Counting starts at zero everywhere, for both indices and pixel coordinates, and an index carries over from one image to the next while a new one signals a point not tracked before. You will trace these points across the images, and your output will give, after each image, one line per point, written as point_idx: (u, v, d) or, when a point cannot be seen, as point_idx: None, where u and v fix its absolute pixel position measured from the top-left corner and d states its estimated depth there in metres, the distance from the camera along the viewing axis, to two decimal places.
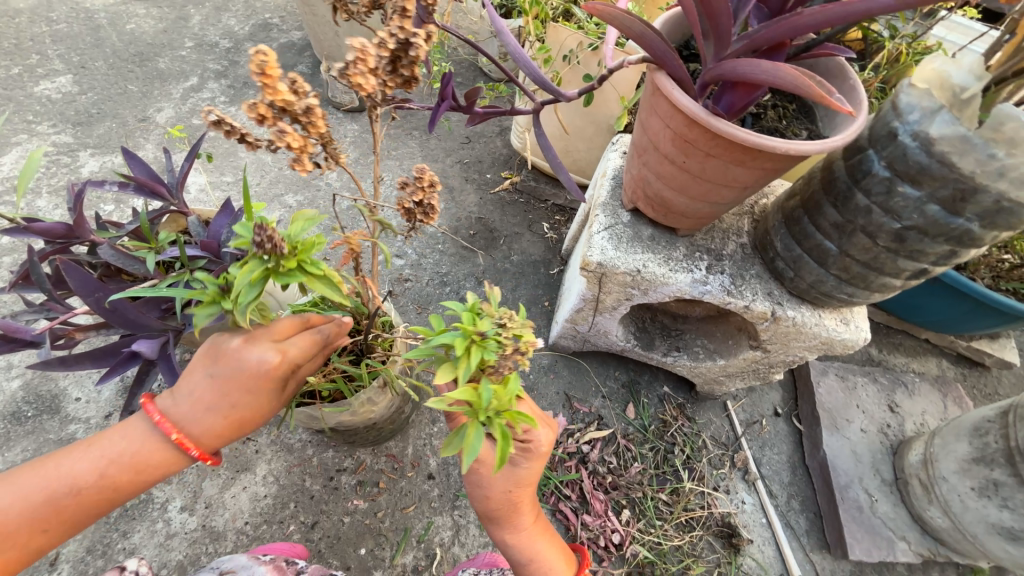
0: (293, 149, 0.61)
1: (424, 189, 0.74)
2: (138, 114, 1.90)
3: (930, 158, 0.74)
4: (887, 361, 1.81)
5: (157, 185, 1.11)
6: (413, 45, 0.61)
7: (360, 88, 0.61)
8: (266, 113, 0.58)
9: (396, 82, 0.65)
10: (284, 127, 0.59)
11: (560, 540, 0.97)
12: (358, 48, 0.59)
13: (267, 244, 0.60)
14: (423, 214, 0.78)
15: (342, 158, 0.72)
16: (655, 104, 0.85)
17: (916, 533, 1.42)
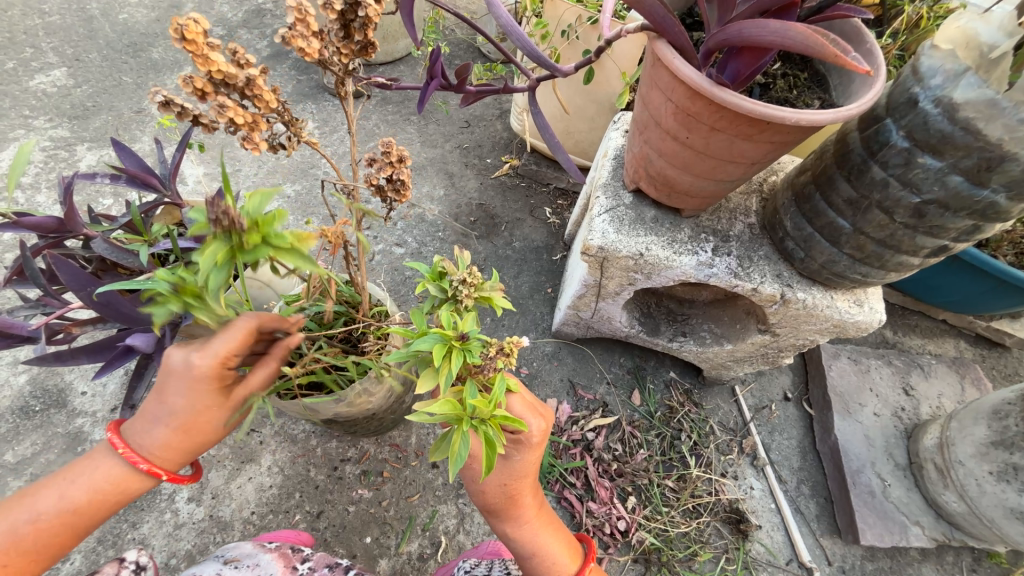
0: (237, 124, 0.58)
1: (392, 164, 0.73)
2: (134, 106, 1.88)
3: (953, 126, 0.68)
4: (902, 343, 1.75)
5: (149, 176, 1.09)
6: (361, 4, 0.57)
7: (304, 53, 0.58)
8: (204, 88, 0.56)
9: (349, 51, 0.62)
10: (223, 101, 0.56)
11: (564, 530, 0.96)
12: (295, 8, 0.56)
13: (223, 219, 0.57)
14: (394, 191, 0.76)
15: (306, 138, 0.70)
16: (657, 76, 0.80)
17: (930, 518, 1.39)
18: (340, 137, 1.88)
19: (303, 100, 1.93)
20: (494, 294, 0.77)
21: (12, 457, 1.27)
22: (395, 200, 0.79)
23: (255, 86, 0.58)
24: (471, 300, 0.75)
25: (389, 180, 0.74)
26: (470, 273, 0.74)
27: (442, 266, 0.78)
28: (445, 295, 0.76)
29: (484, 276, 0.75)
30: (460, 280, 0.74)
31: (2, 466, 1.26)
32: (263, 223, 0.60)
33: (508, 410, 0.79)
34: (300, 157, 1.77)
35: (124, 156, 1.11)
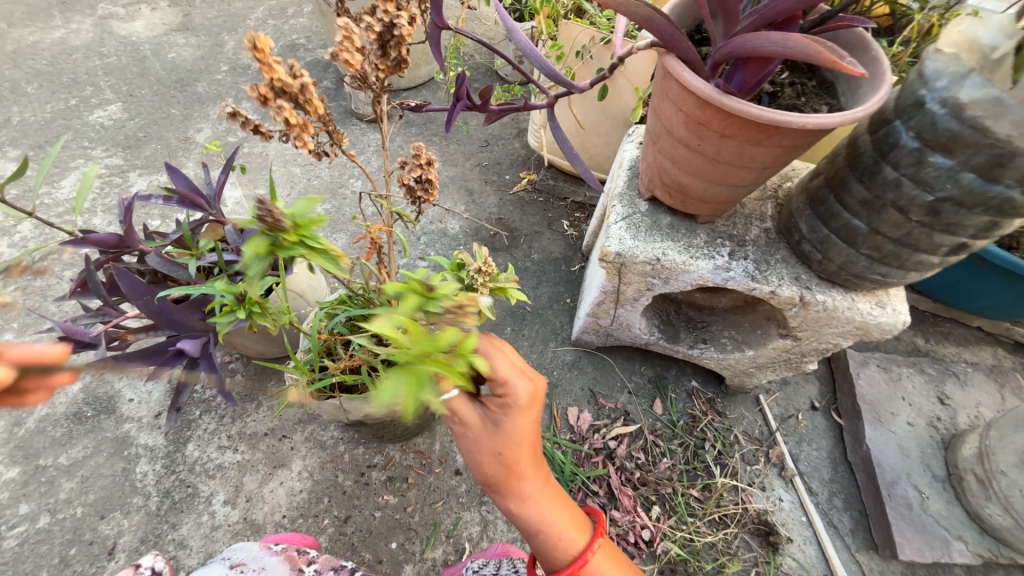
0: (292, 124, 0.65)
1: (421, 166, 0.79)
2: (180, 135, 2.04)
3: (961, 124, 0.70)
4: (935, 351, 1.70)
5: (197, 197, 1.19)
6: (397, 25, 0.64)
7: (348, 64, 0.65)
8: (267, 94, 0.63)
9: (386, 65, 0.69)
10: (283, 104, 0.64)
11: (575, 506, 0.87)
12: (343, 26, 0.62)
13: (269, 218, 0.65)
14: (422, 191, 0.82)
15: (344, 142, 0.79)
16: (667, 89, 0.85)
17: (973, 532, 1.33)
18: (366, 158, 1.99)
19: None
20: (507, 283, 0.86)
21: (65, 460, 1.35)
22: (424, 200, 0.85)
23: (307, 93, 0.66)
24: (486, 288, 0.83)
25: (417, 180, 0.81)
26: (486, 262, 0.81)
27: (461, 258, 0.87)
28: (462, 282, 0.84)
29: (499, 267, 0.82)
30: (478, 268, 0.81)
31: (56, 468, 1.34)
32: (303, 224, 0.68)
33: (493, 371, 0.75)
34: (330, 178, 1.88)
35: (176, 178, 1.21)
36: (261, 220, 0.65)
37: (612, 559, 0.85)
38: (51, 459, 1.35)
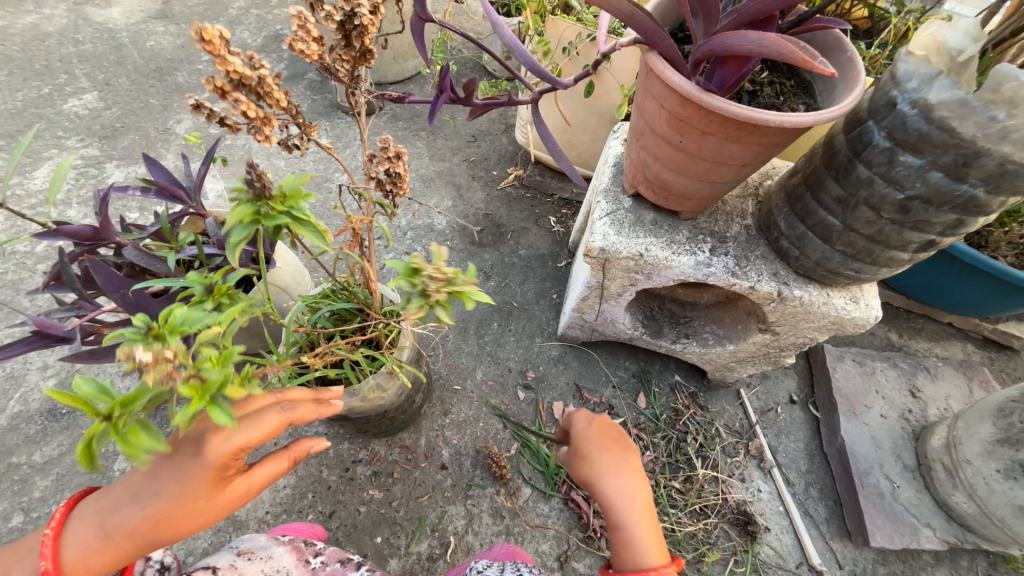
0: (252, 118, 0.64)
1: (389, 159, 0.79)
2: (159, 126, 1.99)
3: (929, 125, 0.72)
4: (908, 346, 1.76)
5: (176, 188, 1.17)
6: (358, 15, 0.63)
7: (304, 54, 0.64)
8: (224, 86, 0.61)
9: (351, 56, 0.68)
10: (240, 96, 0.62)
11: (664, 544, 0.90)
12: (297, 16, 0.62)
13: (257, 185, 0.64)
14: (392, 184, 0.82)
15: (315, 134, 0.76)
16: (650, 86, 0.86)
17: (941, 520, 1.38)
18: (352, 152, 1.97)
19: (318, 118, 2.03)
20: (467, 287, 0.73)
21: (40, 458, 1.32)
22: (395, 192, 0.85)
23: (266, 84, 0.64)
24: (440, 296, 0.71)
25: (387, 173, 0.81)
26: (439, 266, 0.71)
27: (416, 260, 0.71)
28: (416, 290, 0.72)
29: (456, 268, 0.71)
30: (431, 274, 0.70)
31: (30, 466, 1.31)
32: (291, 196, 0.68)
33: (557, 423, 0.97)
34: (315, 171, 1.86)
35: (154, 170, 1.19)
36: (248, 186, 0.65)
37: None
38: (25, 457, 1.32)
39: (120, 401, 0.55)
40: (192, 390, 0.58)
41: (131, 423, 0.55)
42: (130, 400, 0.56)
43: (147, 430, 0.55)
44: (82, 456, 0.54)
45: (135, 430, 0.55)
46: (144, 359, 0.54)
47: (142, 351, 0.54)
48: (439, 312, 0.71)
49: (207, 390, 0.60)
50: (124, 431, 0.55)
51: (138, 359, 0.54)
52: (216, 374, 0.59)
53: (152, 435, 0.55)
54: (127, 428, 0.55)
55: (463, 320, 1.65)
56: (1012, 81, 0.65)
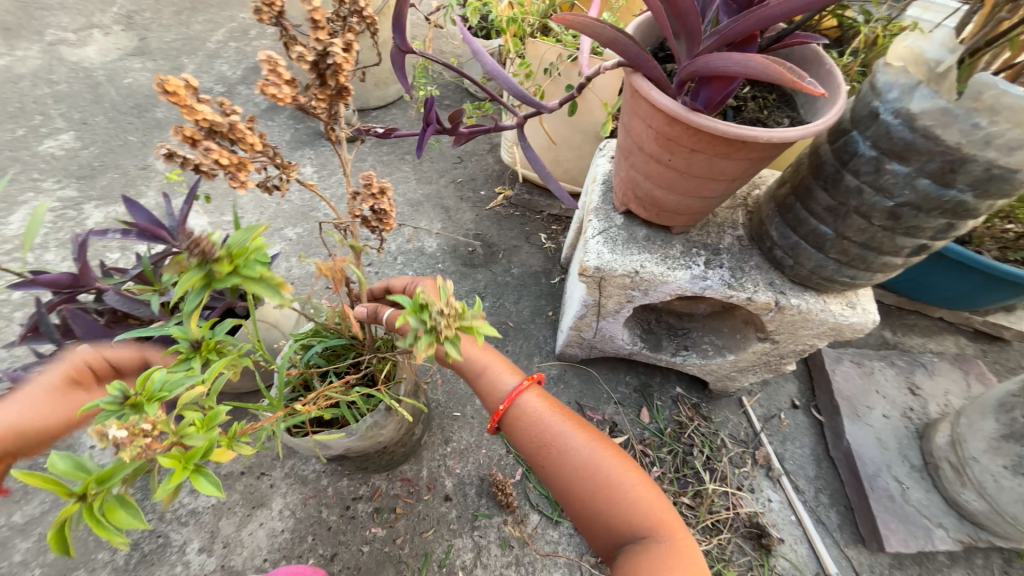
0: (225, 165, 0.63)
1: (374, 196, 0.77)
2: (139, 163, 1.96)
3: (914, 134, 0.73)
4: (903, 344, 1.77)
5: (158, 229, 1.15)
6: (331, 53, 0.61)
7: (277, 99, 0.63)
8: (193, 135, 0.60)
9: (328, 94, 0.67)
10: (211, 146, 0.61)
11: (515, 366, 0.95)
12: (267, 60, 0.60)
13: (198, 250, 0.63)
14: (378, 221, 0.81)
15: (295, 172, 0.74)
16: (636, 106, 0.86)
17: (953, 519, 1.37)
18: (338, 179, 1.95)
19: (302, 147, 2.02)
20: (477, 321, 0.69)
21: (19, 518, 1.25)
22: (382, 229, 0.84)
23: (238, 130, 0.62)
24: (450, 331, 0.67)
25: (373, 211, 0.80)
26: (449, 302, 0.68)
27: (423, 297, 0.68)
28: (424, 328, 0.67)
29: (464, 303, 0.68)
30: (438, 309, 0.65)
31: (9, 527, 1.24)
32: (238, 253, 0.65)
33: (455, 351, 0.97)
34: (300, 201, 1.85)
35: (133, 211, 1.16)
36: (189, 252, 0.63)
37: (546, 399, 0.90)
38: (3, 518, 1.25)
39: (98, 477, 0.53)
40: (174, 459, 0.57)
41: (110, 501, 0.53)
42: (109, 476, 0.54)
43: (126, 506, 0.54)
44: (54, 541, 0.51)
45: (114, 508, 0.53)
46: (118, 436, 0.51)
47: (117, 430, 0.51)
48: (447, 348, 0.67)
49: (190, 457, 0.58)
50: (100, 512, 0.53)
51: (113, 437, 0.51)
52: (200, 440, 0.59)
53: (131, 513, 0.54)
54: (103, 505, 0.53)
55: None
56: (992, 90, 0.66)
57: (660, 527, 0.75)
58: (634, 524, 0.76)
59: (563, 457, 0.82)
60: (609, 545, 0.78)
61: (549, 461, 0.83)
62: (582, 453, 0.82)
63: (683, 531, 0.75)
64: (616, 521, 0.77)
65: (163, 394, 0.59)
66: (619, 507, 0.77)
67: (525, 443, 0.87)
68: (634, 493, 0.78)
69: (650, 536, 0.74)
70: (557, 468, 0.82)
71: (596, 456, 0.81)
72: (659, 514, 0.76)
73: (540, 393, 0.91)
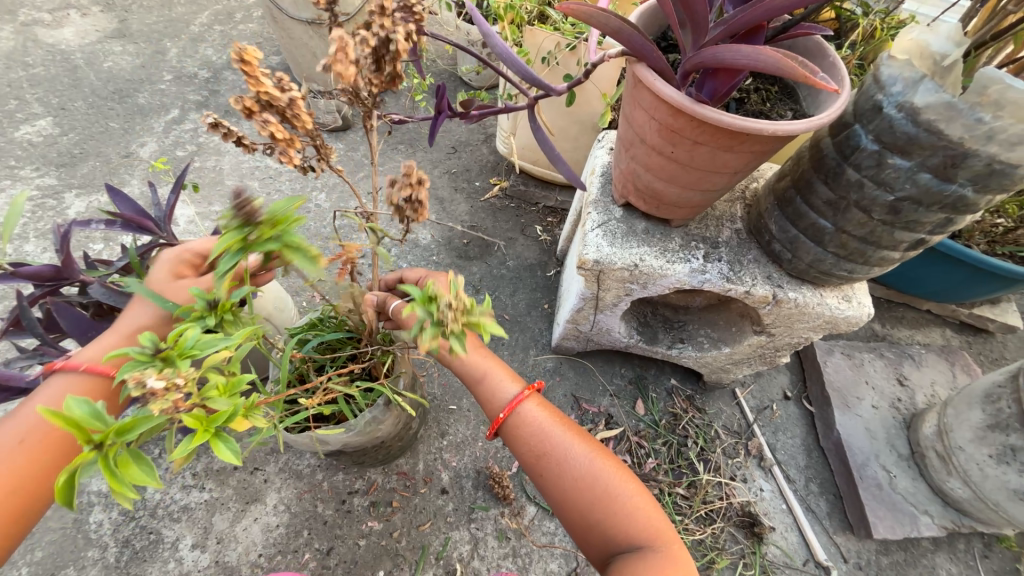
0: (277, 140, 0.63)
1: (411, 185, 0.73)
2: (122, 150, 1.89)
3: (917, 128, 0.73)
4: (892, 335, 1.80)
5: (144, 219, 1.11)
6: (394, 40, 0.60)
7: (342, 76, 0.59)
8: (252, 107, 0.60)
9: (381, 81, 0.65)
10: (268, 119, 0.61)
11: (515, 373, 0.92)
12: (338, 38, 0.57)
13: (246, 211, 0.63)
14: (412, 211, 0.76)
15: (334, 160, 0.75)
16: (639, 97, 0.85)
17: (937, 506, 1.41)
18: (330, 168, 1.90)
19: None
20: (486, 318, 0.67)
21: None
22: (412, 220, 0.79)
23: (295, 107, 0.63)
24: (459, 327, 0.66)
25: (407, 200, 0.75)
26: (458, 295, 0.65)
27: (433, 287, 0.67)
28: (432, 320, 0.66)
29: (475, 299, 0.66)
30: (449, 303, 0.64)
31: None
32: (279, 219, 0.66)
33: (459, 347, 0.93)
34: (291, 191, 1.82)
35: (118, 200, 1.12)
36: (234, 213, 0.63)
37: (546, 408, 0.89)
38: None
39: (117, 430, 0.49)
40: (195, 420, 0.55)
41: (125, 454, 0.50)
42: (128, 429, 0.50)
43: (140, 461, 0.50)
44: (59, 493, 0.46)
45: (127, 461, 0.49)
46: (157, 386, 0.50)
47: (156, 380, 0.50)
48: (452, 343, 0.66)
49: (213, 421, 0.56)
50: (114, 463, 0.49)
51: (151, 387, 0.50)
52: (224, 404, 0.56)
53: (145, 469, 0.50)
54: (116, 459, 0.49)
55: None
56: (997, 84, 0.66)
57: (655, 536, 0.76)
58: (632, 534, 0.77)
59: (562, 468, 0.82)
60: (604, 554, 0.79)
61: (549, 471, 0.83)
62: (582, 465, 0.82)
63: (676, 542, 0.77)
64: (614, 531, 0.77)
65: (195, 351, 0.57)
66: (618, 518, 0.78)
67: (524, 453, 0.86)
68: (632, 504, 0.79)
69: (647, 546, 0.75)
70: (556, 478, 0.82)
71: (595, 467, 0.81)
72: (655, 525, 0.77)
73: (540, 401, 0.89)
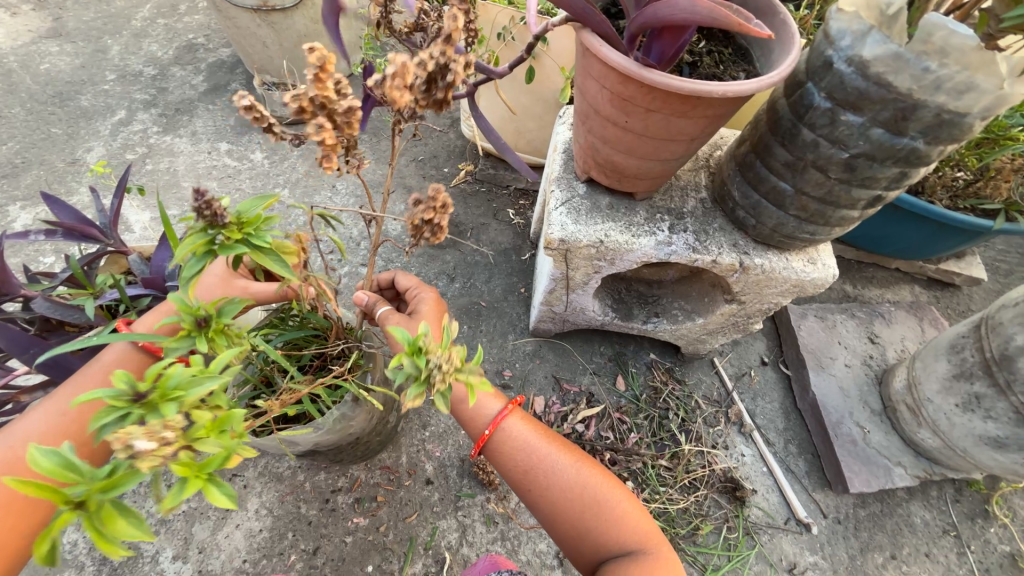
0: (325, 145, 0.59)
1: (434, 209, 0.72)
2: (67, 157, 1.80)
3: (867, 82, 0.72)
4: (863, 296, 1.83)
5: (87, 227, 1.05)
6: (452, 68, 0.59)
7: (395, 100, 0.57)
8: (307, 106, 0.57)
9: (428, 104, 0.63)
10: (322, 122, 0.57)
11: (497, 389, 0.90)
12: (399, 62, 0.55)
13: (208, 213, 0.57)
14: (429, 232, 0.74)
15: (363, 164, 0.71)
16: (588, 66, 0.82)
17: (910, 457, 1.45)
18: (291, 162, 1.84)
19: (248, 131, 1.90)
20: (476, 378, 0.63)
21: None
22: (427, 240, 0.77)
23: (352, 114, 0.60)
24: (444, 381, 0.59)
25: (426, 221, 0.73)
26: (449, 354, 0.59)
27: (422, 339, 0.60)
28: (417, 373, 0.59)
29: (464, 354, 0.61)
30: (437, 358, 0.58)
31: None
32: (248, 221, 0.63)
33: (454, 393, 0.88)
34: (252, 189, 1.76)
35: (56, 209, 1.06)
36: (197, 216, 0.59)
37: (530, 423, 0.87)
38: None
39: (102, 485, 0.42)
40: (185, 466, 0.47)
41: (107, 506, 0.42)
42: (114, 484, 0.43)
43: (128, 514, 0.43)
44: (40, 554, 0.41)
45: (113, 515, 0.42)
46: (146, 447, 0.42)
47: (144, 439, 0.43)
48: (435, 399, 0.60)
49: (204, 465, 0.48)
50: (98, 519, 0.42)
51: (139, 449, 0.42)
52: (215, 446, 0.48)
53: (134, 521, 0.43)
54: (100, 511, 0.42)
55: None
56: (941, 31, 0.65)
57: (644, 540, 0.77)
58: (622, 540, 0.77)
59: (549, 479, 0.82)
60: (594, 561, 0.79)
61: (536, 486, 0.82)
62: (570, 476, 0.81)
63: (664, 543, 0.78)
64: (604, 539, 0.78)
65: (181, 392, 0.49)
66: (607, 525, 0.78)
67: (509, 469, 0.84)
68: (620, 509, 0.79)
69: (638, 549, 0.76)
70: (544, 493, 0.81)
71: (581, 475, 0.81)
72: (644, 529, 0.79)
73: (523, 415, 0.88)
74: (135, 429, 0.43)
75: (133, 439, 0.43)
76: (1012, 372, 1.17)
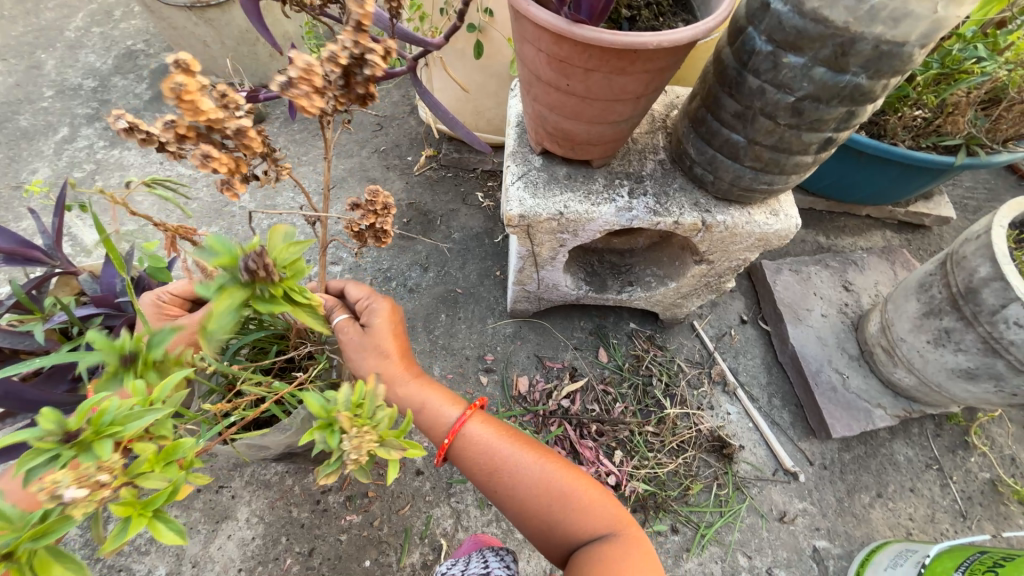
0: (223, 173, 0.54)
1: (377, 212, 0.70)
2: (11, 181, 1.72)
3: (804, 19, 0.71)
4: (836, 245, 1.84)
5: (29, 249, 1.00)
6: (369, 61, 0.54)
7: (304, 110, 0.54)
8: (188, 132, 0.51)
9: (350, 100, 0.58)
10: (208, 152, 0.52)
11: (455, 395, 0.87)
12: (301, 66, 0.52)
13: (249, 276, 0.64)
14: (374, 236, 0.73)
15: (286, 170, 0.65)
16: (522, 30, 0.79)
17: (889, 398, 1.48)
18: None
19: None
20: (397, 453, 0.58)
21: None
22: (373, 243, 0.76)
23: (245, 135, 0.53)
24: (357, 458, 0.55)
25: (370, 224, 0.71)
26: (361, 437, 0.55)
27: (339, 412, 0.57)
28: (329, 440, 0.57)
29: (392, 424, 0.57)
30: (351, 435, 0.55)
31: None
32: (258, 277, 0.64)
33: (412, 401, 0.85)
34: (210, 197, 1.70)
35: None
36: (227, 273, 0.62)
37: (490, 424, 0.86)
38: None
39: (30, 535, 0.42)
40: (126, 506, 0.47)
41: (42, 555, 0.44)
42: (47, 530, 0.43)
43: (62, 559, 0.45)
44: None
45: (45, 564, 0.44)
46: (77, 496, 0.41)
47: (75, 487, 0.41)
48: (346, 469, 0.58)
49: (146, 505, 0.48)
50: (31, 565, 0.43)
51: (69, 498, 0.41)
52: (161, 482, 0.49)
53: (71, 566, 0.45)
54: (32, 559, 0.43)
55: (409, 318, 1.56)
56: None
57: (613, 523, 0.79)
58: (592, 527, 0.78)
59: (514, 479, 0.81)
60: (566, 551, 0.80)
61: (502, 487, 0.81)
62: (535, 472, 0.81)
63: (633, 526, 0.80)
64: (573, 528, 0.78)
65: (118, 427, 0.48)
66: (575, 516, 0.79)
67: (474, 472, 0.83)
68: (588, 498, 0.80)
69: (607, 535, 0.78)
70: (511, 492, 0.81)
71: (547, 470, 0.81)
72: (613, 514, 0.80)
73: (485, 418, 0.86)
74: (62, 477, 0.41)
75: (61, 488, 0.41)
76: (978, 304, 1.19)
